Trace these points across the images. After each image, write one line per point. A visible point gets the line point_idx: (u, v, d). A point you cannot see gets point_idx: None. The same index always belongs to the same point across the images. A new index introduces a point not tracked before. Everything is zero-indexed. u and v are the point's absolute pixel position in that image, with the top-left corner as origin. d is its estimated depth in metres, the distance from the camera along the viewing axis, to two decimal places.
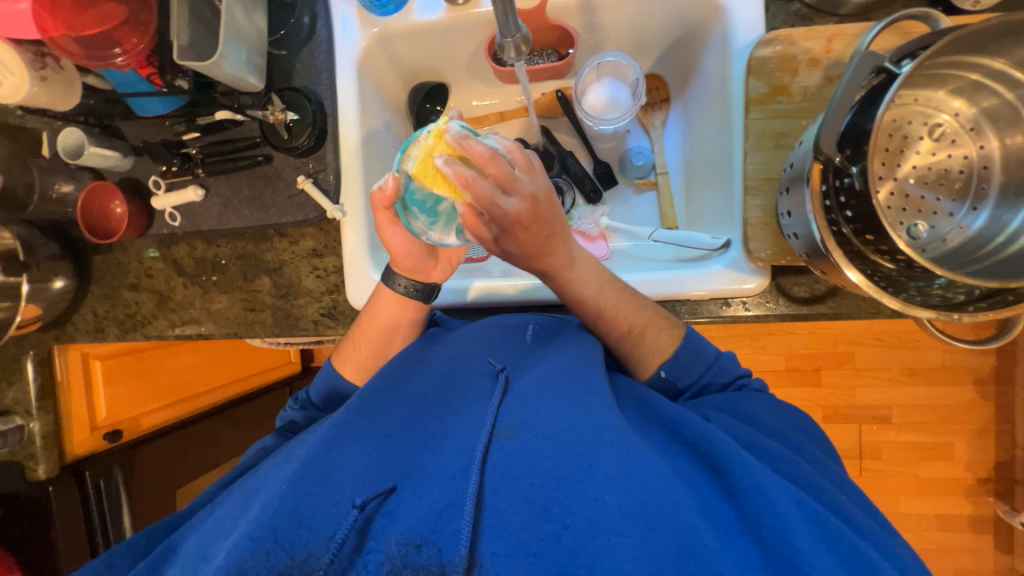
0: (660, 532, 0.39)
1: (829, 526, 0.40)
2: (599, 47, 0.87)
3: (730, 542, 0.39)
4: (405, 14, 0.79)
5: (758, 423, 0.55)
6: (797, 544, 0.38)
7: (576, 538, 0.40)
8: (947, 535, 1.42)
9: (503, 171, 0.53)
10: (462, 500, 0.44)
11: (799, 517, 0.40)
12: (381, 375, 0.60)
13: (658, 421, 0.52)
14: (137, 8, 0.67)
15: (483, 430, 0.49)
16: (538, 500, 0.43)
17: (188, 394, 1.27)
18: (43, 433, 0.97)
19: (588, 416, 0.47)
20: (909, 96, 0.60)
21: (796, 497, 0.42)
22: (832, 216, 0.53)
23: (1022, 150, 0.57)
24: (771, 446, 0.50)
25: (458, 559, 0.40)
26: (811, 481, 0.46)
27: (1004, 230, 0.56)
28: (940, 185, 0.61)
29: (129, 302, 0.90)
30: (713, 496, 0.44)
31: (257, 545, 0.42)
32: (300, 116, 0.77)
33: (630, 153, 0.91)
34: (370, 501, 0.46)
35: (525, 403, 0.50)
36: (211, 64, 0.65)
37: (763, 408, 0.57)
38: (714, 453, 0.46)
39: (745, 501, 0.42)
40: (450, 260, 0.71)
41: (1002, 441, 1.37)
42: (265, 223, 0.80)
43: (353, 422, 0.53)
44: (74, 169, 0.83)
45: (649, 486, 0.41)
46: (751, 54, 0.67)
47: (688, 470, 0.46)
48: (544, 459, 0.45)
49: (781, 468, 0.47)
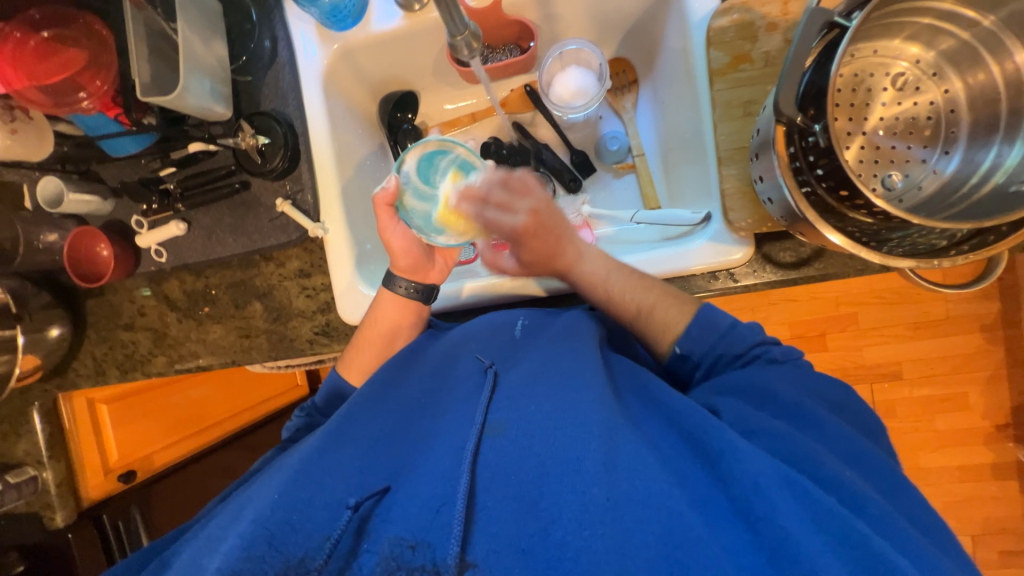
0: (647, 522, 0.39)
1: (819, 503, 0.40)
2: (560, 37, 0.87)
3: (721, 525, 0.40)
4: (363, 27, 0.79)
5: (776, 401, 0.54)
6: (785, 524, 0.38)
7: (564, 531, 0.40)
8: (972, 486, 1.41)
9: (504, 197, 0.69)
10: (454, 497, 0.44)
11: (790, 499, 0.40)
12: (373, 381, 0.60)
13: (650, 415, 0.52)
14: (98, 51, 0.67)
15: (473, 429, 0.49)
16: (526, 496, 0.43)
17: (196, 428, 1.28)
18: (57, 480, 0.98)
19: (577, 411, 0.47)
20: (867, 49, 0.59)
21: (785, 474, 0.42)
22: (803, 177, 0.53)
23: (986, 88, 0.56)
24: (774, 426, 0.49)
25: (449, 556, 0.41)
26: (814, 458, 0.46)
27: (976, 171, 0.56)
28: (909, 133, 0.60)
29: (127, 343, 0.91)
30: (702, 481, 0.44)
31: (250, 549, 0.42)
32: (271, 139, 0.78)
33: (604, 139, 0.92)
34: (363, 502, 0.48)
35: (514, 399, 0.51)
36: (175, 97, 0.65)
37: (781, 379, 0.55)
38: (705, 443, 0.46)
39: (734, 485, 0.42)
40: (446, 258, 0.77)
41: (1015, 385, 1.36)
42: (249, 249, 0.81)
43: (344, 430, 0.53)
44: (57, 218, 0.83)
45: (635, 479, 0.42)
46: (708, 25, 0.67)
47: (679, 458, 0.46)
48: (532, 455, 0.45)
49: (779, 450, 0.47)
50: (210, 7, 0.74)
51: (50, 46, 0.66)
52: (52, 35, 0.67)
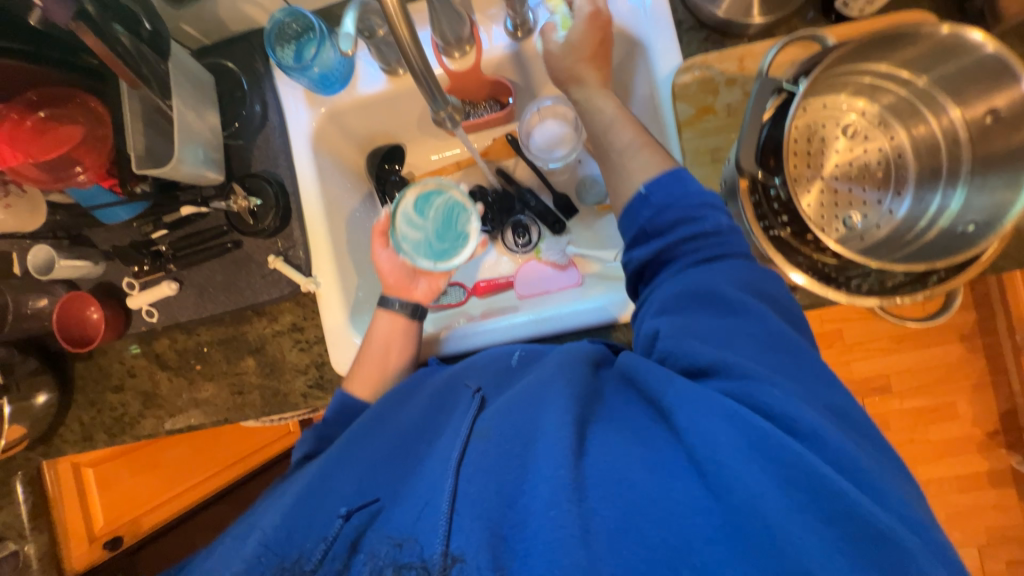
0: (612, 493, 0.41)
1: (767, 439, 0.40)
2: (537, 91, 0.92)
3: (684, 479, 0.40)
4: (350, 90, 0.83)
5: (720, 301, 0.50)
6: (723, 459, 0.39)
7: (539, 519, 0.40)
8: (971, 496, 1.42)
9: None
10: (439, 498, 0.45)
11: (735, 434, 0.40)
12: (371, 413, 0.63)
13: (622, 379, 0.52)
14: (93, 126, 0.69)
15: (460, 440, 0.51)
16: (504, 493, 0.43)
17: (189, 482, 1.26)
18: (38, 555, 0.96)
19: (544, 399, 0.49)
20: (816, 103, 0.64)
21: (732, 412, 0.41)
22: (767, 220, 0.57)
23: (929, 140, 0.61)
24: (716, 356, 0.47)
25: (435, 552, 0.41)
26: (758, 384, 0.44)
27: (925, 214, 0.61)
28: (863, 178, 0.64)
29: (115, 406, 0.89)
30: (659, 437, 0.44)
31: (255, 553, 0.47)
32: (262, 200, 0.80)
33: (586, 181, 0.96)
34: (355, 512, 0.50)
35: (493, 407, 0.53)
36: (170, 169, 0.67)
37: (725, 279, 0.52)
38: (656, 395, 0.46)
39: (688, 437, 0.42)
40: (430, 280, 0.81)
41: (1000, 392, 1.39)
42: (241, 306, 0.82)
43: (343, 454, 0.57)
44: (47, 283, 0.84)
45: (604, 456, 0.43)
46: (673, 82, 0.72)
47: (643, 423, 0.46)
48: (506, 450, 0.46)
49: (729, 386, 0.45)
50: (202, 80, 0.77)
51: (47, 125, 0.69)
52: (48, 114, 0.69)
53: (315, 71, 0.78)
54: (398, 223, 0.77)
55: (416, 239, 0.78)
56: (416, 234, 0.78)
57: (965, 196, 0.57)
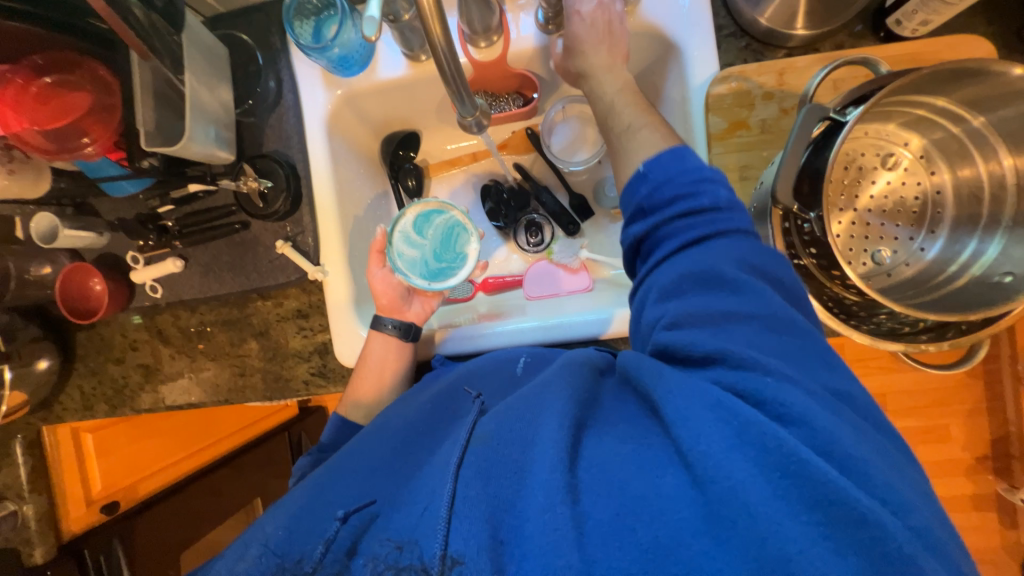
0: (606, 496, 0.38)
1: (751, 429, 0.37)
2: (562, 87, 0.89)
3: (675, 476, 0.38)
4: (369, 74, 0.80)
5: (723, 281, 0.47)
6: (707, 451, 0.37)
7: (532, 526, 0.38)
8: (954, 516, 1.44)
9: None
10: (438, 499, 0.44)
11: (720, 428, 0.37)
12: (374, 425, 0.64)
13: (620, 376, 0.50)
14: (101, 96, 0.66)
15: (458, 445, 0.49)
16: (501, 498, 0.41)
17: (182, 453, 1.27)
18: (38, 514, 0.98)
19: (540, 396, 0.47)
20: (860, 130, 0.62)
21: (719, 401, 0.39)
22: (795, 251, 0.56)
23: (974, 184, 0.58)
24: (712, 341, 0.44)
25: (434, 555, 0.40)
26: (758, 373, 0.41)
27: (956, 258, 0.59)
28: (897, 213, 0.62)
29: (117, 377, 0.89)
30: (650, 430, 0.42)
31: (269, 559, 0.48)
32: (273, 182, 0.78)
33: (605, 183, 0.94)
34: (352, 514, 0.49)
35: (494, 408, 0.51)
36: (180, 148, 0.65)
37: (724, 254, 0.49)
38: (646, 389, 0.44)
39: (676, 432, 0.39)
40: (423, 302, 0.81)
41: (997, 418, 1.39)
42: (246, 288, 0.81)
43: (346, 462, 0.57)
44: (50, 251, 0.82)
45: (600, 458, 0.41)
46: (707, 92, 0.69)
47: (640, 421, 0.43)
48: (500, 450, 0.45)
49: (725, 377, 0.42)
50: (216, 52, 0.74)
51: (53, 91, 0.66)
52: (55, 80, 0.66)
53: (335, 52, 0.73)
54: (395, 242, 0.78)
55: (413, 258, 0.79)
56: (413, 254, 0.79)
57: (1001, 246, 0.55)
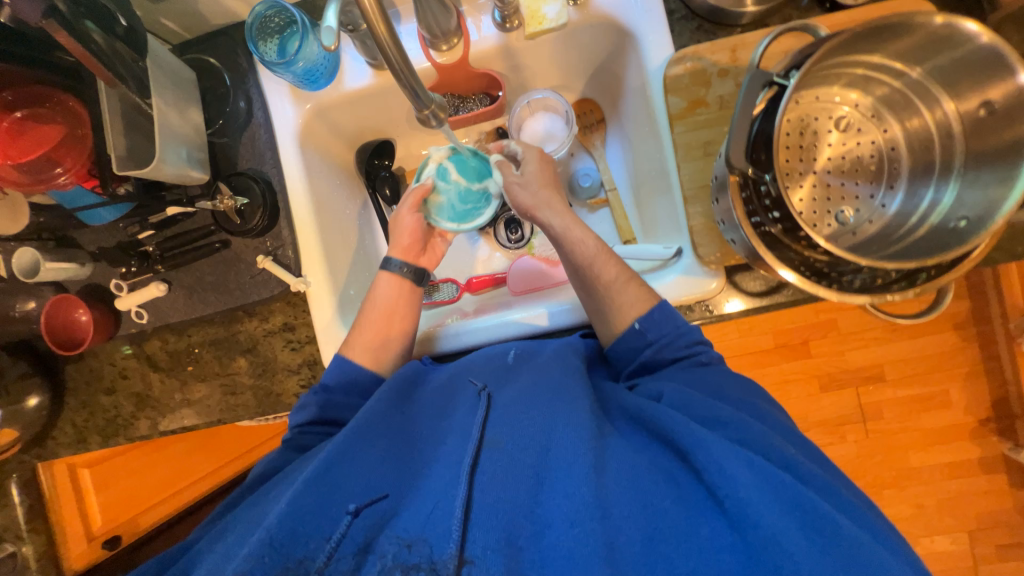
0: (630, 521, 0.42)
1: (775, 478, 0.42)
2: (527, 84, 0.90)
3: (702, 514, 0.42)
4: (336, 86, 0.81)
5: (722, 394, 0.56)
6: (745, 498, 0.41)
7: (557, 535, 0.42)
8: (963, 482, 1.43)
9: None
10: (453, 502, 0.46)
11: (752, 476, 0.42)
12: (380, 402, 0.61)
13: (632, 417, 0.55)
14: (72, 127, 0.68)
15: (471, 444, 0.51)
16: (522, 503, 0.45)
17: (183, 484, 1.27)
18: (37, 554, 0.96)
19: (567, 418, 0.51)
20: (809, 95, 0.63)
21: (748, 458, 0.44)
22: (758, 217, 0.56)
23: (922, 133, 0.61)
24: (728, 414, 0.51)
25: (447, 555, 0.42)
26: (763, 441, 0.47)
27: (916, 210, 0.60)
28: (855, 171, 0.64)
29: (108, 407, 0.89)
30: (680, 476, 0.46)
31: (257, 548, 0.43)
32: (249, 199, 0.79)
33: (577, 176, 0.95)
34: (363, 509, 0.48)
35: (509, 415, 0.53)
36: (152, 169, 0.66)
37: (723, 379, 0.59)
38: (673, 435, 0.48)
39: (707, 476, 0.44)
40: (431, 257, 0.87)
41: (993, 380, 1.40)
42: (231, 306, 0.81)
43: (354, 441, 0.54)
44: (33, 286, 0.83)
45: (623, 482, 0.45)
46: (664, 74, 0.70)
47: (662, 458, 0.49)
48: (523, 463, 0.48)
49: (737, 435, 0.48)
50: (184, 76, 0.76)
51: (24, 125, 0.67)
52: (26, 114, 0.67)
53: (299, 66, 0.74)
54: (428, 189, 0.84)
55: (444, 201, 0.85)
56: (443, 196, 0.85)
57: (956, 192, 0.57)
